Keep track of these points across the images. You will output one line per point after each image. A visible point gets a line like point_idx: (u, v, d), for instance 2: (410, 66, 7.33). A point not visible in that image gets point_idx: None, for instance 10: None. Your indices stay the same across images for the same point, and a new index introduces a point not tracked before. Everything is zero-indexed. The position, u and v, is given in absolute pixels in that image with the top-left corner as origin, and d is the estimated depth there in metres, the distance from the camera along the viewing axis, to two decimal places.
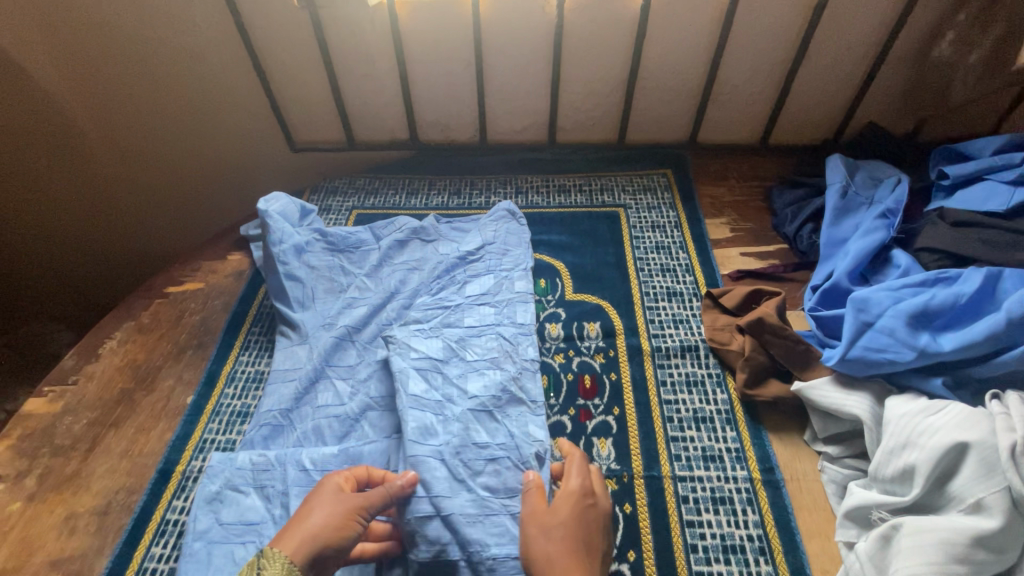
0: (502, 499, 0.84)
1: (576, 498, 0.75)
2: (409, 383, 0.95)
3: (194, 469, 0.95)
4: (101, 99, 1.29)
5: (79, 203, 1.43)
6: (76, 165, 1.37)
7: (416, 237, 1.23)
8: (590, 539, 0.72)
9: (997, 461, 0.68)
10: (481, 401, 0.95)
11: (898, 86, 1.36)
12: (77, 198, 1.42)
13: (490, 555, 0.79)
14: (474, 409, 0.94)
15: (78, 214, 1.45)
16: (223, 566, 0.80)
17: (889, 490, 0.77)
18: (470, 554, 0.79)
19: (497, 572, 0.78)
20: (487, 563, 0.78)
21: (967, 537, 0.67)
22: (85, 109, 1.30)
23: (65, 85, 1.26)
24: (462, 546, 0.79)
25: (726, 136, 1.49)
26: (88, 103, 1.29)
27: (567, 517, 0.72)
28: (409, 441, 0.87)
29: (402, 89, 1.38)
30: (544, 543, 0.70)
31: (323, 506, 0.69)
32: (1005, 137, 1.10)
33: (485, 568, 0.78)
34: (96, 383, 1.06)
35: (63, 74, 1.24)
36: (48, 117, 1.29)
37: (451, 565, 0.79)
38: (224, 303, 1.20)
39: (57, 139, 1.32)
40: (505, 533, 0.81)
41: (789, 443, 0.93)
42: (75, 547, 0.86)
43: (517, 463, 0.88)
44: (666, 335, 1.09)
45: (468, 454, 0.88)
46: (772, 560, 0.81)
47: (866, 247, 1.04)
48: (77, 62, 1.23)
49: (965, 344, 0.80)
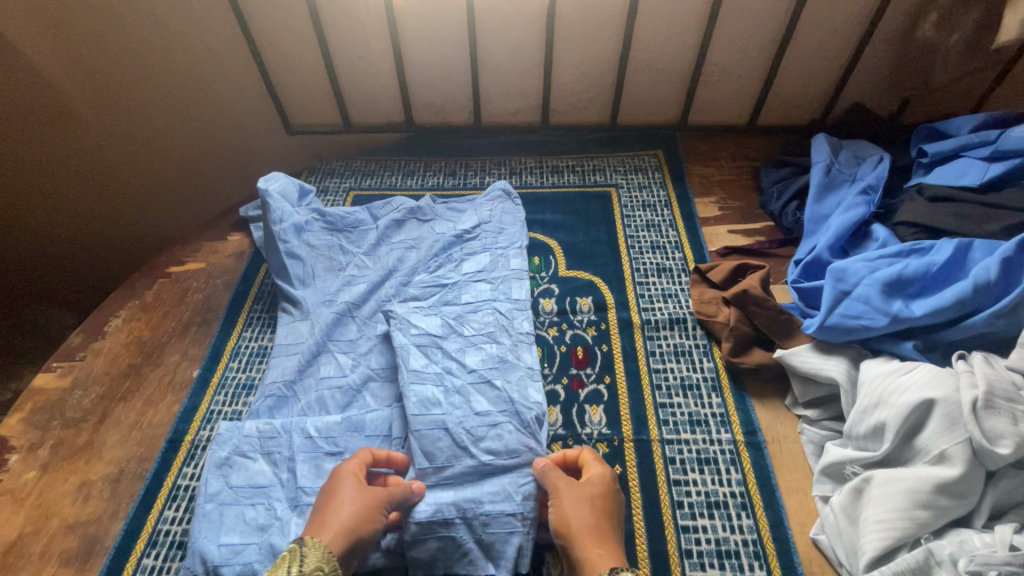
0: (504, 461, 0.87)
1: (607, 480, 0.81)
2: (409, 359, 0.99)
3: (202, 438, 0.99)
4: (98, 83, 1.30)
5: (76, 187, 1.44)
6: (74, 151, 1.38)
7: (412, 216, 1.26)
8: (616, 514, 0.79)
9: (960, 416, 0.73)
10: (481, 373, 0.98)
11: (883, 66, 1.39)
12: (73, 182, 1.43)
13: (484, 512, 0.83)
14: (474, 381, 0.97)
15: (74, 198, 1.46)
16: (235, 526, 0.84)
17: (862, 446, 0.83)
18: (464, 511, 0.83)
19: (490, 527, 0.82)
20: (481, 518, 0.83)
21: (930, 485, 0.72)
22: (83, 92, 1.31)
23: (62, 69, 1.26)
24: (457, 505, 0.83)
25: (715, 117, 1.52)
26: (85, 86, 1.30)
27: (598, 493, 0.79)
28: (412, 414, 0.91)
29: (398, 71, 1.40)
30: (581, 509, 0.77)
31: (350, 498, 0.77)
32: (983, 115, 1.14)
33: (478, 523, 0.82)
34: (103, 359, 1.09)
35: (60, 58, 1.25)
36: (46, 101, 1.29)
37: (447, 522, 0.82)
38: (225, 282, 1.23)
39: (56, 124, 1.33)
40: (501, 493, 0.84)
41: (771, 407, 0.98)
42: (91, 512, 0.90)
43: (519, 427, 0.91)
44: (655, 309, 1.13)
45: (470, 422, 0.91)
46: (753, 513, 0.86)
47: (846, 221, 1.08)
48: (75, 46, 1.24)
49: (934, 309, 0.85)
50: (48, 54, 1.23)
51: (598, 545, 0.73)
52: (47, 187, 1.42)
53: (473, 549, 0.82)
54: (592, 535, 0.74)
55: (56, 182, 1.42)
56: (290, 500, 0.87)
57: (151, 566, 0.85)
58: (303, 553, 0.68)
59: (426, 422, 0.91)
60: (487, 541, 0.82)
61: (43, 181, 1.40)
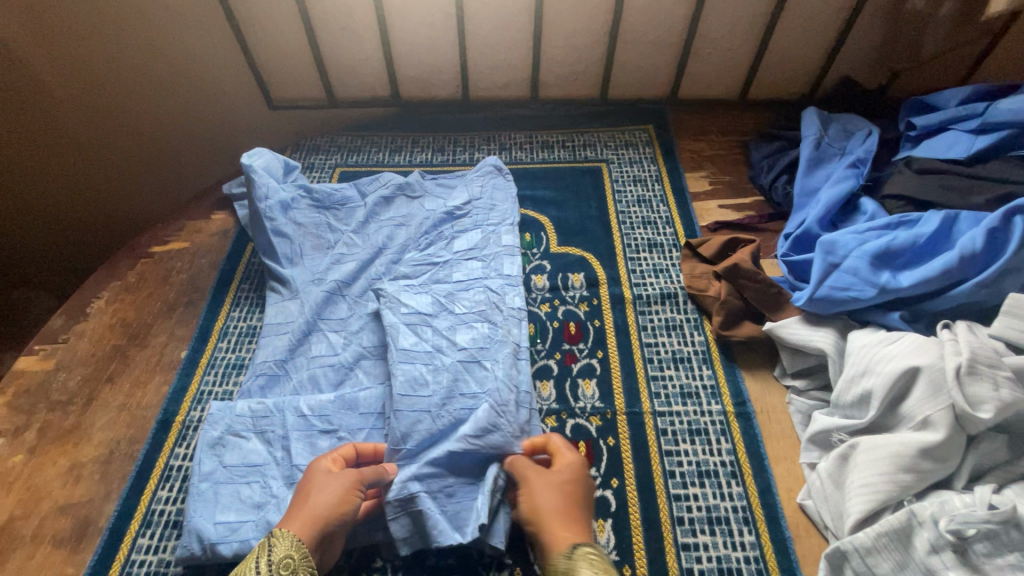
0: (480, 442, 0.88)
1: (578, 468, 0.80)
2: (400, 337, 0.98)
3: (194, 419, 0.98)
4: (73, 59, 1.25)
5: (56, 172, 1.39)
6: (48, 129, 1.32)
7: (401, 193, 1.24)
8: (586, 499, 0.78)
9: (944, 382, 0.75)
10: (471, 352, 0.98)
11: (873, 39, 1.39)
12: (54, 164, 1.37)
13: (446, 483, 0.85)
14: (463, 359, 0.97)
15: (53, 177, 1.39)
16: (230, 504, 0.84)
17: (849, 414, 0.85)
18: (429, 483, 0.84)
19: (456, 496, 0.84)
20: (446, 490, 0.84)
21: (914, 450, 0.74)
22: (57, 69, 1.25)
23: (34, 47, 1.21)
24: (422, 480, 0.83)
25: (706, 91, 1.51)
26: (60, 65, 1.25)
27: (568, 476, 0.78)
28: (399, 395, 0.91)
29: (382, 43, 1.35)
30: (547, 495, 0.76)
31: (326, 490, 0.75)
32: (970, 88, 1.14)
33: (445, 496, 0.84)
34: (87, 341, 1.07)
35: (27, 31, 1.19)
36: (16, 80, 1.23)
37: (413, 498, 0.82)
38: (211, 261, 1.21)
39: (27, 103, 1.27)
40: (468, 469, 0.87)
41: (760, 378, 1.00)
42: (81, 493, 0.89)
43: (496, 406, 0.90)
44: (647, 284, 1.13)
45: (455, 403, 0.91)
46: (742, 482, 0.88)
47: (836, 195, 1.09)
48: (47, 21, 1.19)
49: (921, 281, 0.86)
50: (17, 31, 1.18)
51: (563, 528, 0.72)
52: (25, 171, 1.35)
53: (438, 523, 0.81)
54: (559, 519, 0.73)
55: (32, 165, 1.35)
56: (285, 477, 0.87)
57: (147, 546, 0.85)
58: (272, 547, 0.68)
59: (412, 401, 0.91)
60: (452, 511, 0.83)
61: (20, 169, 1.34)
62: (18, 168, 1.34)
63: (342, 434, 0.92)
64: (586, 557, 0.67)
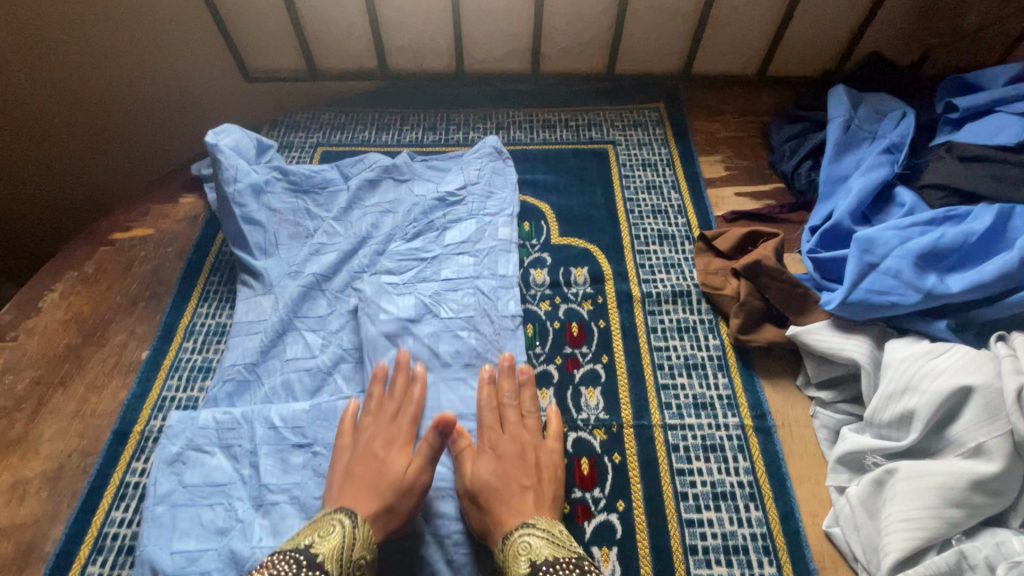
0: None
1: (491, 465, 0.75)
2: (379, 356, 0.89)
3: (154, 429, 0.88)
4: (29, 28, 1.13)
5: (18, 153, 1.28)
6: (10, 111, 1.22)
7: (387, 176, 1.12)
8: (516, 486, 0.73)
9: (1001, 405, 0.66)
10: (454, 368, 0.89)
11: (909, 9, 1.26)
12: (24, 150, 1.28)
13: (456, 530, 0.76)
14: (447, 378, 0.88)
15: (25, 162, 1.30)
16: (190, 530, 0.75)
17: (884, 434, 0.75)
18: (435, 528, 0.76)
19: (462, 547, 0.75)
20: (454, 537, 0.75)
21: (965, 482, 0.65)
22: (13, 40, 1.13)
23: None
24: (427, 520, 0.76)
25: (723, 65, 1.38)
26: (12, 35, 1.12)
27: (486, 472, 0.74)
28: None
29: (367, 7, 1.22)
30: (478, 515, 0.72)
31: (395, 459, 0.75)
32: (1017, 67, 1.03)
33: (450, 543, 0.75)
34: (38, 339, 0.97)
35: None
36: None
37: (416, 539, 0.75)
38: (177, 251, 1.10)
39: None
40: None
41: (781, 389, 0.90)
42: (27, 513, 0.80)
43: None
44: (657, 280, 1.03)
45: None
46: (762, 506, 0.80)
47: (869, 184, 0.98)
48: None
49: (972, 286, 0.76)
50: None
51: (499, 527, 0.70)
52: None
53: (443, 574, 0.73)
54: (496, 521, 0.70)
55: (0, 148, 1.26)
56: (252, 498, 0.78)
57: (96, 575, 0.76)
58: (355, 533, 0.66)
59: None
60: (459, 563, 0.74)
61: None
62: None
63: (317, 449, 0.81)
64: (524, 542, 0.66)
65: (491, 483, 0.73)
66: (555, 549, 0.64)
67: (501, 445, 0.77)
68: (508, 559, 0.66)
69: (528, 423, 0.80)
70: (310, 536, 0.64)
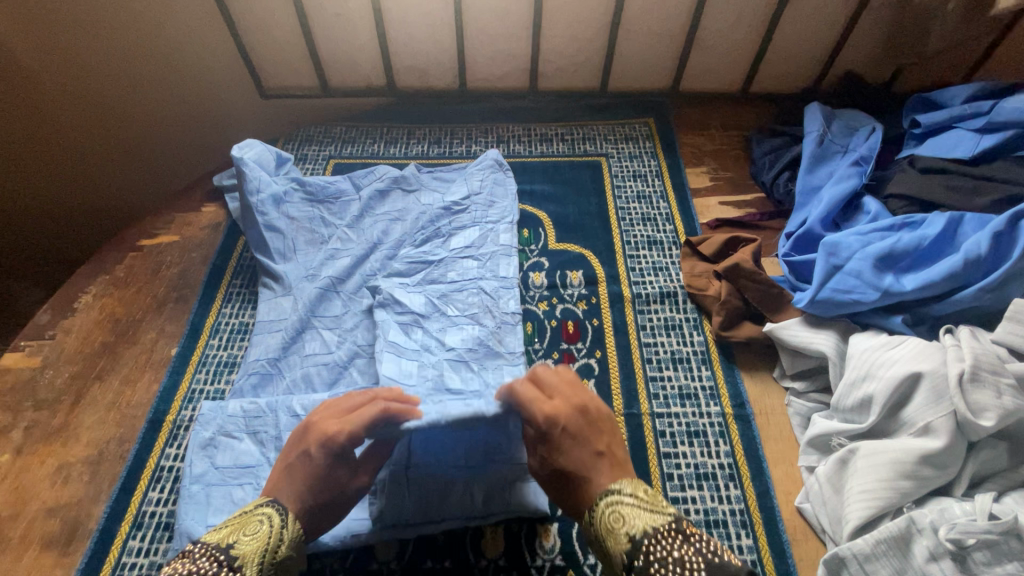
0: None
1: (561, 448, 0.71)
2: (388, 331, 0.98)
3: (185, 419, 0.96)
4: (67, 50, 1.21)
5: (55, 164, 1.35)
6: (45, 127, 1.29)
7: (396, 186, 1.21)
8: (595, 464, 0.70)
9: (946, 389, 0.75)
10: (459, 352, 0.97)
11: (878, 33, 1.36)
12: (59, 162, 1.35)
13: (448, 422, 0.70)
14: (450, 359, 0.96)
15: (58, 172, 1.36)
16: (222, 506, 0.83)
17: (848, 418, 0.84)
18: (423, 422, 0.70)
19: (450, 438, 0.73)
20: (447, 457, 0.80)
21: (915, 456, 0.74)
22: (52, 63, 1.22)
23: (28, 43, 1.18)
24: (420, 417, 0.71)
25: (708, 82, 1.48)
26: (51, 57, 1.21)
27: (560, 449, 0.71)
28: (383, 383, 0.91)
29: (378, 31, 1.32)
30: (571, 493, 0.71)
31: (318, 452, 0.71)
32: (976, 86, 1.13)
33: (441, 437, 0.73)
34: (75, 337, 1.05)
35: (20, 24, 1.15)
36: (9, 77, 1.20)
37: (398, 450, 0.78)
38: (202, 256, 1.18)
39: (21, 97, 1.23)
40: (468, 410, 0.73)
41: (758, 380, 0.99)
42: (71, 494, 0.88)
43: None
44: (646, 282, 1.12)
45: (441, 396, 0.91)
46: (740, 484, 0.88)
47: (838, 195, 1.07)
48: (40, 11, 1.15)
49: (924, 284, 0.85)
50: (12, 27, 1.15)
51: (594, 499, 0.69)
52: (30, 167, 1.33)
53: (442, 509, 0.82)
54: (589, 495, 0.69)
55: (37, 160, 1.32)
56: None
57: (137, 548, 0.84)
58: (282, 533, 0.66)
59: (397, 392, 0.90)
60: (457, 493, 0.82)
61: (25, 163, 1.32)
62: (23, 164, 1.31)
63: None
64: (619, 507, 0.65)
65: (569, 458, 0.71)
66: (651, 518, 0.63)
67: (560, 411, 0.72)
68: (602, 535, 0.65)
69: (571, 385, 0.75)
70: (235, 534, 0.64)
